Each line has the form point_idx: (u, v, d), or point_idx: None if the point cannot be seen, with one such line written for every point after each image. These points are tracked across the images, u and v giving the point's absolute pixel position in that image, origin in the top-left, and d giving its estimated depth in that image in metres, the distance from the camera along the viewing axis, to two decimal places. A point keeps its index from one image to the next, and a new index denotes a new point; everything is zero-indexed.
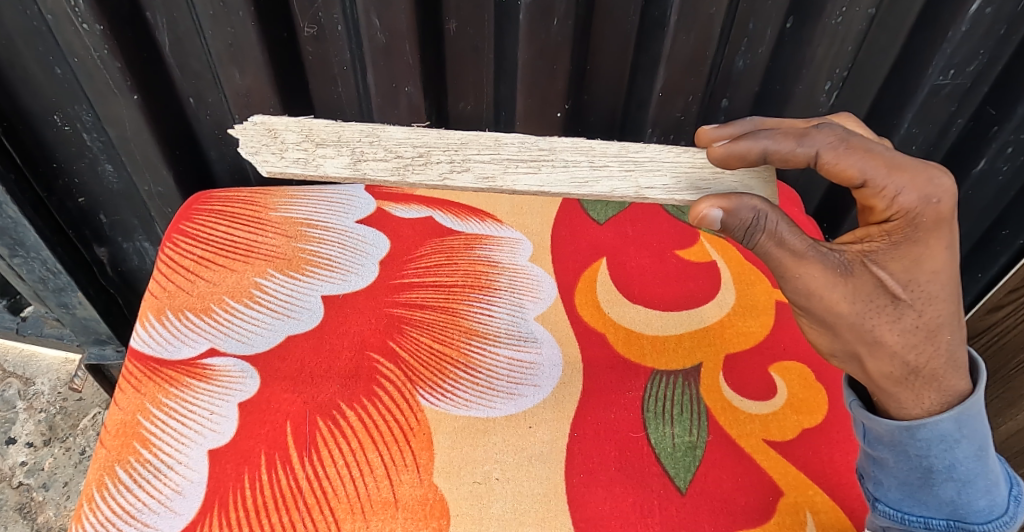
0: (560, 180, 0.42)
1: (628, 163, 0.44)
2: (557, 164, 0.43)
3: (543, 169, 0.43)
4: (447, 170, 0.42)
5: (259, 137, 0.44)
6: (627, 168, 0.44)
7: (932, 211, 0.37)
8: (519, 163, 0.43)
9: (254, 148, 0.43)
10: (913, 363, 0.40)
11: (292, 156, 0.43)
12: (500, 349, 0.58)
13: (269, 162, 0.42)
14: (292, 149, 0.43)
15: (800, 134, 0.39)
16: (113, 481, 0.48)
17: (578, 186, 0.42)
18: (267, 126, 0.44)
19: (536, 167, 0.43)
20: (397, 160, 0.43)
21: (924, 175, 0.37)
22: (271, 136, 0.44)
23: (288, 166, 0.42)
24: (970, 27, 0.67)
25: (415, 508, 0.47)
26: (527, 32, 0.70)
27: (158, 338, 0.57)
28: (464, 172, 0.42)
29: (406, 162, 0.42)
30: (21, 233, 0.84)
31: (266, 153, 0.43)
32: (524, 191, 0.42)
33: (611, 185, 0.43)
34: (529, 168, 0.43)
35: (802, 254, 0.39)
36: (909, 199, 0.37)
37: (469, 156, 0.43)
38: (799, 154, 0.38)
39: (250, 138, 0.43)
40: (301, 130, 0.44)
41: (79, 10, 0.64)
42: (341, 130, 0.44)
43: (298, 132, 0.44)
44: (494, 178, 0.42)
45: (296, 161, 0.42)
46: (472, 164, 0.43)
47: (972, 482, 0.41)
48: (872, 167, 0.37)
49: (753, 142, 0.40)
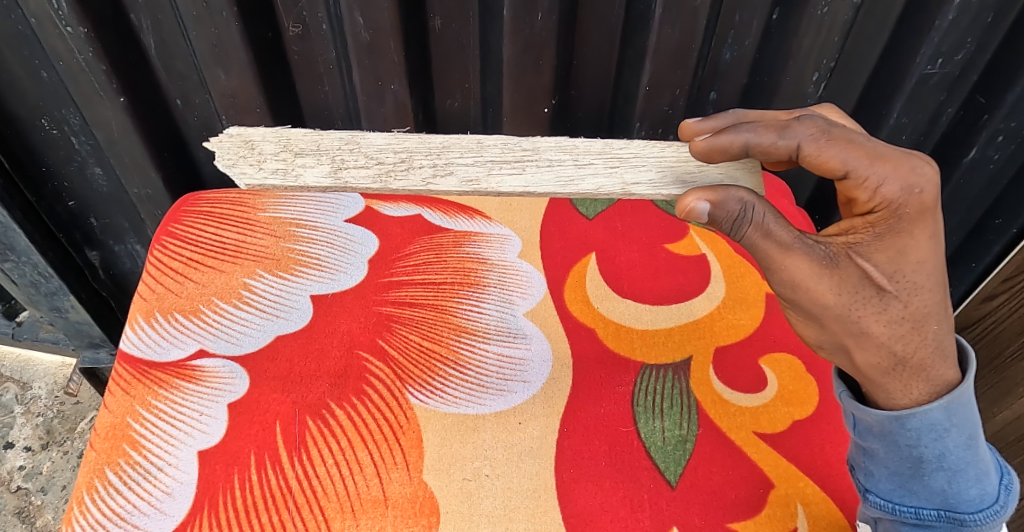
0: (545, 179, 0.42)
1: (612, 160, 0.44)
2: (542, 163, 0.43)
3: (527, 170, 0.43)
4: (430, 174, 0.42)
5: (236, 149, 0.43)
6: (612, 165, 0.44)
7: (915, 202, 0.37)
8: (502, 165, 0.43)
9: (231, 160, 0.43)
10: (900, 353, 0.40)
11: (271, 167, 0.42)
12: (490, 345, 0.58)
13: (247, 173, 0.42)
14: (271, 160, 0.43)
15: (781, 127, 0.39)
16: (103, 483, 0.48)
17: (564, 185, 0.42)
18: (243, 138, 0.44)
19: (520, 168, 0.43)
20: (379, 166, 0.42)
21: (906, 165, 0.37)
22: (248, 148, 0.43)
23: (267, 177, 0.42)
24: (956, 15, 0.67)
25: (404, 506, 0.47)
26: (511, 28, 0.70)
27: (148, 340, 0.57)
28: (447, 176, 0.42)
29: (388, 168, 0.42)
30: (12, 237, 0.84)
31: (243, 165, 0.42)
32: (509, 192, 0.42)
33: (596, 182, 0.42)
34: (512, 169, 0.42)
35: (788, 246, 0.39)
36: (891, 190, 0.37)
37: (452, 160, 0.43)
38: (780, 146, 0.38)
39: (226, 151, 0.43)
40: (279, 140, 0.44)
41: (63, 13, 0.64)
42: (320, 138, 0.44)
43: (276, 142, 0.44)
44: (477, 181, 0.42)
45: (275, 172, 0.42)
46: (455, 168, 0.42)
47: (963, 471, 0.41)
48: (854, 158, 0.37)
49: (734, 135, 0.40)
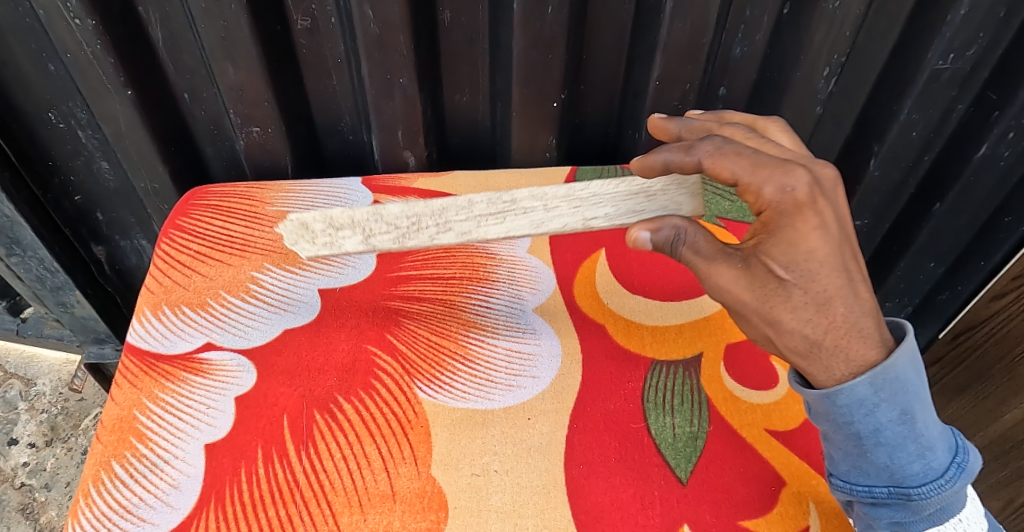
0: (522, 225, 0.48)
1: (575, 198, 0.49)
2: (519, 212, 0.49)
3: (508, 219, 0.48)
4: (434, 232, 0.48)
5: (293, 230, 0.51)
6: (575, 203, 0.49)
7: (790, 199, 0.39)
8: (488, 218, 0.48)
9: (293, 240, 0.51)
10: (813, 338, 0.41)
11: (322, 241, 0.50)
12: (500, 341, 0.57)
13: (307, 247, 0.50)
14: (321, 235, 0.50)
15: (688, 146, 0.43)
16: (109, 476, 0.47)
17: (538, 228, 0.48)
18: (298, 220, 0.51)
19: (502, 219, 0.48)
20: (399, 230, 0.49)
21: (781, 169, 0.40)
22: (303, 228, 0.51)
23: (322, 249, 0.50)
24: (967, 11, 0.67)
25: (412, 501, 0.46)
26: (521, 22, 0.69)
27: (155, 332, 0.57)
28: (447, 232, 0.48)
29: (405, 231, 0.49)
30: (18, 231, 0.85)
31: (303, 243, 0.51)
32: (495, 240, 0.48)
33: (562, 222, 0.49)
34: (496, 220, 0.48)
35: (713, 257, 0.44)
36: (770, 192, 0.40)
37: (449, 217, 0.48)
38: (687, 162, 0.42)
39: (288, 234, 0.51)
40: (325, 218, 0.51)
41: (72, 6, 0.64)
42: (356, 210, 0.50)
43: (323, 220, 0.51)
44: (471, 234, 0.48)
45: (326, 244, 0.50)
46: (452, 224, 0.48)
47: (900, 446, 0.41)
48: (739, 167, 0.40)
49: (656, 155, 0.45)
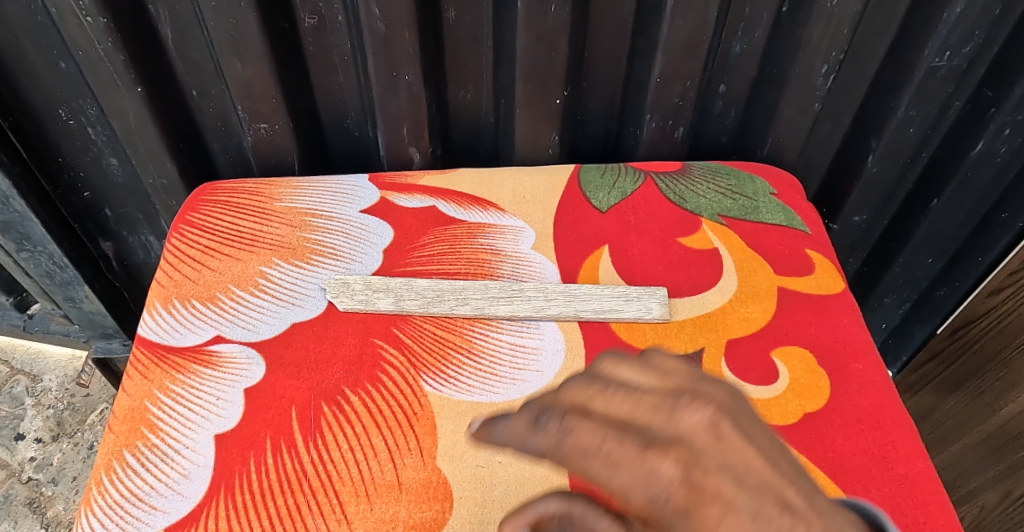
0: (525, 309, 0.60)
1: (571, 295, 0.61)
2: (524, 298, 0.61)
3: (515, 302, 0.60)
4: (453, 305, 0.60)
5: (336, 285, 0.61)
6: (569, 298, 0.61)
7: (674, 516, 0.22)
8: (499, 299, 0.61)
9: (334, 294, 0.60)
10: None
11: (358, 298, 0.60)
12: (504, 335, 0.58)
13: (344, 301, 0.60)
14: (358, 292, 0.60)
15: (526, 431, 0.26)
16: (121, 465, 0.48)
17: (538, 312, 0.60)
18: (341, 278, 0.62)
19: (510, 301, 0.60)
20: (425, 299, 0.60)
21: (641, 468, 0.23)
22: (343, 285, 0.61)
23: (356, 304, 0.59)
24: (965, 8, 0.68)
25: (418, 491, 0.47)
26: (524, 19, 0.70)
27: (166, 326, 0.58)
28: (464, 306, 0.60)
29: (430, 300, 0.60)
30: (28, 227, 0.87)
31: (341, 296, 0.60)
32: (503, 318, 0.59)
33: (558, 309, 0.60)
34: (506, 301, 0.60)
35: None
36: (639, 502, 0.23)
37: (468, 295, 0.61)
38: (538, 458, 0.25)
39: (331, 287, 0.61)
40: (363, 278, 0.62)
41: (83, 3, 0.65)
42: (390, 277, 0.62)
43: (363, 278, 0.62)
44: (484, 310, 0.60)
45: (361, 302, 0.60)
46: (470, 300, 0.60)
47: None
48: (593, 465, 0.23)
49: (491, 437, 0.26)
